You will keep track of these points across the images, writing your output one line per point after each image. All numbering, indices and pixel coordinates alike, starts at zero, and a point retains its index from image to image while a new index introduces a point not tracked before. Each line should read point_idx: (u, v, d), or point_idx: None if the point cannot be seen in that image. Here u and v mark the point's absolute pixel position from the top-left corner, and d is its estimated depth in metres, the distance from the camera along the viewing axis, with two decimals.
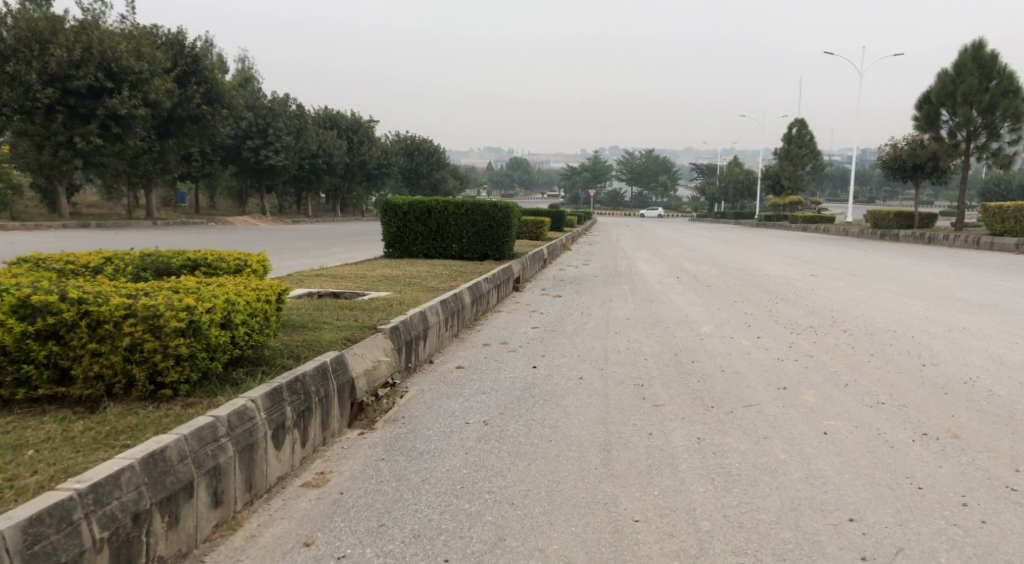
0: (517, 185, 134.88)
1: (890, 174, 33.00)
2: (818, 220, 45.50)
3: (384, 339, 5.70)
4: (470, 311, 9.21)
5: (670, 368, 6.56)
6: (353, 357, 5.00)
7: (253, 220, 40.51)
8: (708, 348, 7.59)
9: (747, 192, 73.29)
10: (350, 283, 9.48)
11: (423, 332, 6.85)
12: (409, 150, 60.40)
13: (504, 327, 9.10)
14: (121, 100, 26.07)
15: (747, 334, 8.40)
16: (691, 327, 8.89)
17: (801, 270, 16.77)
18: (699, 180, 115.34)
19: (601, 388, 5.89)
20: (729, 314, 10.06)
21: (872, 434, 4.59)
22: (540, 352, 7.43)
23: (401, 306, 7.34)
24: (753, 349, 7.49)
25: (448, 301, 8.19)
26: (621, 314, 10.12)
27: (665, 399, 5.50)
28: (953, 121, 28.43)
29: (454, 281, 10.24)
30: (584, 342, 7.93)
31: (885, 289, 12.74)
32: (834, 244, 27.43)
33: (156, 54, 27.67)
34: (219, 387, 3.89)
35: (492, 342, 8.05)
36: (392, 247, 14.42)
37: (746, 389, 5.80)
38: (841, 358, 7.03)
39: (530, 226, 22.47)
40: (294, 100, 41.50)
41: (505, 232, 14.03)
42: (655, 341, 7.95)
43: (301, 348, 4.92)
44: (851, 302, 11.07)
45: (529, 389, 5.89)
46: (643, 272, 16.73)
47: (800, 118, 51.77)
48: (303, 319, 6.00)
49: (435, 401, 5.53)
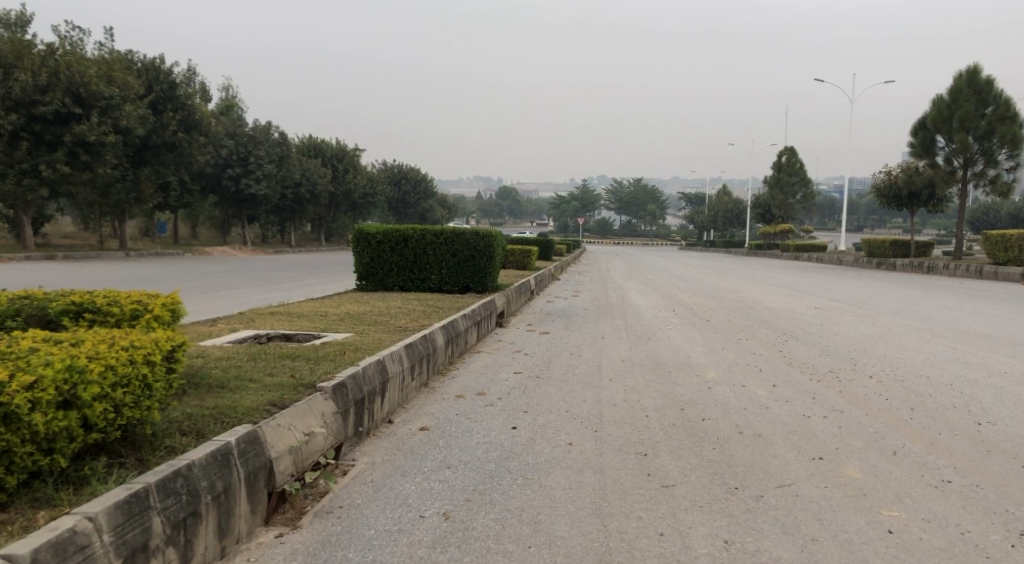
0: (506, 215, 134.39)
1: (885, 201, 32.29)
2: (810, 248, 44.85)
3: (324, 402, 4.59)
4: (444, 354, 8.07)
5: (676, 430, 5.49)
6: (273, 431, 3.86)
7: (232, 251, 39.28)
8: (718, 400, 6.49)
9: (737, 221, 72.75)
10: (306, 322, 8.35)
11: (381, 386, 5.72)
12: (397, 179, 59.60)
13: (483, 373, 7.96)
14: (90, 127, 25.00)
15: (761, 382, 7.31)
16: (696, 373, 7.81)
17: (804, 303, 15.76)
18: (689, 209, 115.16)
19: (594, 459, 4.77)
20: (736, 356, 8.95)
21: (954, 533, 3.51)
22: (521, 407, 6.29)
23: (355, 353, 6.21)
24: (770, 402, 6.41)
25: (415, 344, 7.06)
26: (615, 356, 9.00)
27: (676, 478, 4.41)
28: (950, 147, 27.84)
29: (427, 319, 9.12)
30: (573, 393, 6.80)
31: (900, 325, 11.70)
32: (833, 274, 26.49)
33: (129, 79, 26.76)
34: (56, 492, 2.79)
35: (466, 393, 6.91)
36: (365, 280, 13.28)
37: (774, 463, 4.71)
38: (879, 414, 5.94)
39: (517, 255, 21.46)
40: (277, 128, 40.57)
41: (488, 262, 12.98)
42: (657, 392, 6.84)
43: (204, 423, 3.78)
44: (868, 341, 10.01)
45: (505, 462, 4.76)
46: (637, 305, 15.69)
47: (790, 146, 51.42)
48: (224, 375, 4.86)
49: (386, 481, 4.38)
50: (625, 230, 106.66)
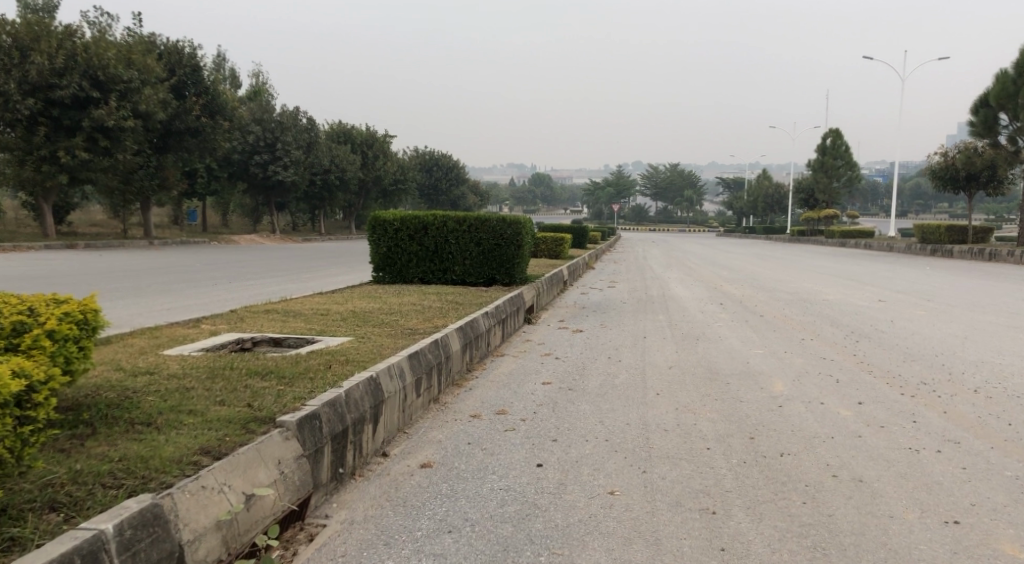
0: (540, 201, 132.77)
1: (940, 185, 30.20)
2: (856, 234, 42.74)
3: (282, 443, 3.45)
4: (461, 361, 6.90)
5: (749, 472, 4.25)
6: (189, 500, 2.73)
7: (260, 239, 38.59)
8: (796, 425, 5.20)
9: (778, 207, 70.27)
10: (302, 323, 7.22)
11: (373, 412, 4.56)
12: (428, 166, 58.65)
13: (505, 383, 6.77)
14: (109, 111, 24.30)
15: (842, 398, 5.98)
16: (760, 386, 6.50)
17: (865, 294, 14.29)
18: (726, 195, 112.43)
19: (644, 519, 3.58)
20: (803, 362, 7.60)
21: None
22: (550, 434, 5.08)
23: (346, 368, 5.06)
24: (861, 427, 5.10)
25: (422, 352, 5.90)
26: (660, 361, 7.74)
27: (763, 556, 3.20)
28: (1014, 126, 25.86)
29: (444, 317, 7.94)
30: (613, 413, 5.57)
31: (984, 321, 10.25)
32: (889, 262, 24.73)
33: (148, 62, 26.09)
34: None
35: (482, 412, 5.71)
36: (383, 271, 12.16)
37: (894, 528, 3.44)
38: (1010, 447, 4.60)
39: (549, 243, 20.27)
40: (305, 113, 39.70)
41: (516, 251, 11.79)
42: (716, 413, 5.56)
43: (91, 488, 2.68)
44: (955, 342, 8.56)
45: (526, 523, 3.55)
46: (680, 297, 14.39)
47: (834, 128, 49.16)
48: (159, 405, 3.73)
49: (362, 555, 3.21)
50: (661, 216, 104.50)
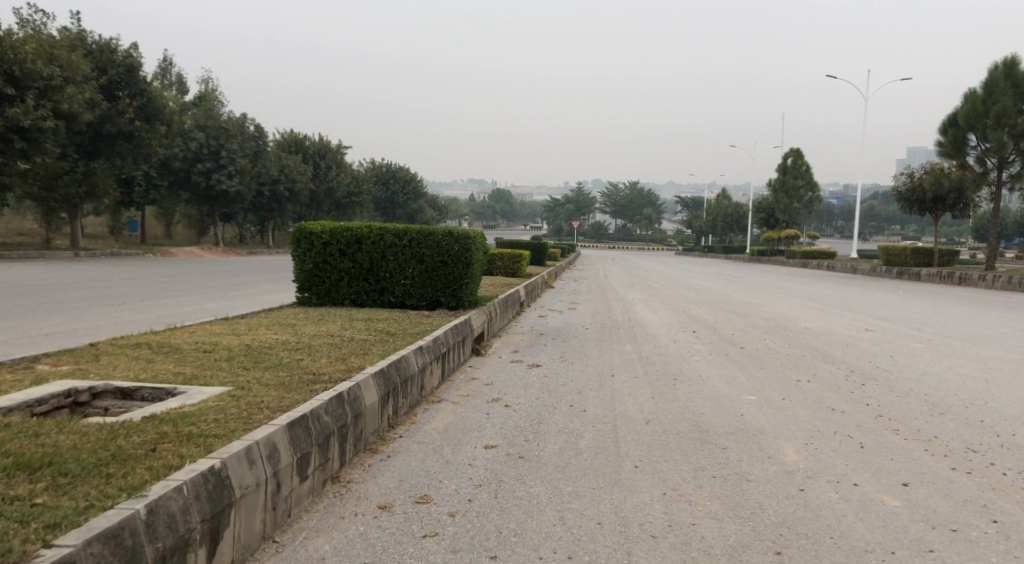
0: (500, 217, 131.29)
1: (906, 206, 29.54)
2: (818, 255, 42.16)
3: None
4: (378, 417, 5.24)
5: None
6: None
7: (201, 251, 36.28)
8: (834, 528, 3.68)
9: (738, 227, 69.92)
10: (171, 364, 5.49)
11: (205, 528, 2.91)
12: (385, 179, 56.86)
13: (435, 447, 5.13)
14: (25, 109, 21.96)
15: (879, 476, 4.51)
16: (767, 454, 4.98)
17: (850, 322, 13.07)
18: (684, 215, 112.55)
19: None
20: (810, 415, 6.15)
21: None
22: (488, 547, 3.47)
23: (186, 448, 3.38)
24: (929, 533, 3.61)
25: (315, 412, 4.24)
26: (634, 412, 6.21)
27: None
28: (982, 147, 25.15)
29: (364, 355, 6.28)
30: (581, 504, 4.00)
31: (994, 357, 9.02)
32: (859, 285, 23.71)
33: (73, 59, 23.98)
34: None
35: (396, 501, 4.07)
36: (310, 292, 10.43)
37: None
38: None
39: (505, 260, 18.76)
40: (252, 120, 37.59)
41: (464, 271, 10.21)
42: (719, 502, 4.04)
43: None
44: (976, 387, 7.25)
45: None
46: (648, 322, 12.96)
47: (795, 148, 48.80)
48: None
49: None
50: (620, 233, 103.81)
